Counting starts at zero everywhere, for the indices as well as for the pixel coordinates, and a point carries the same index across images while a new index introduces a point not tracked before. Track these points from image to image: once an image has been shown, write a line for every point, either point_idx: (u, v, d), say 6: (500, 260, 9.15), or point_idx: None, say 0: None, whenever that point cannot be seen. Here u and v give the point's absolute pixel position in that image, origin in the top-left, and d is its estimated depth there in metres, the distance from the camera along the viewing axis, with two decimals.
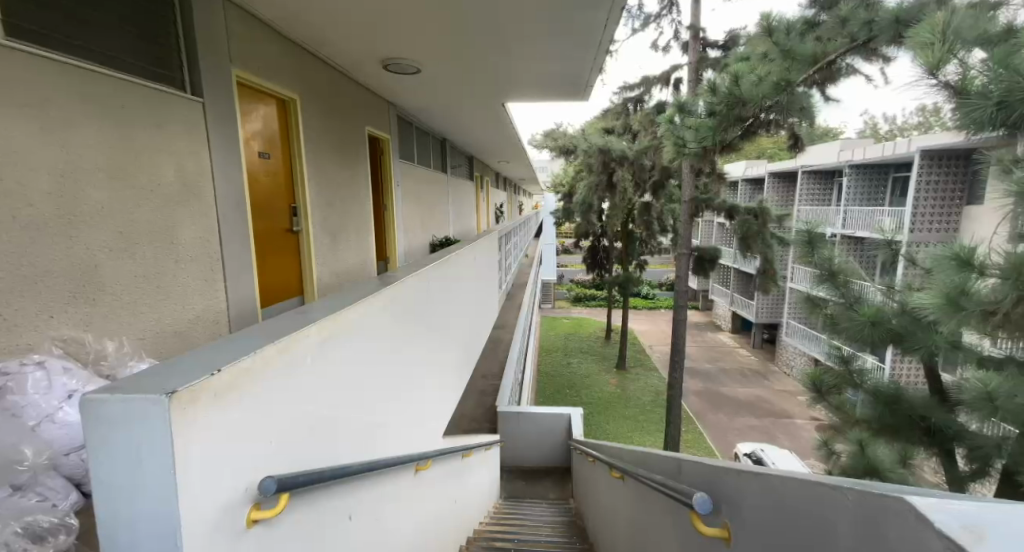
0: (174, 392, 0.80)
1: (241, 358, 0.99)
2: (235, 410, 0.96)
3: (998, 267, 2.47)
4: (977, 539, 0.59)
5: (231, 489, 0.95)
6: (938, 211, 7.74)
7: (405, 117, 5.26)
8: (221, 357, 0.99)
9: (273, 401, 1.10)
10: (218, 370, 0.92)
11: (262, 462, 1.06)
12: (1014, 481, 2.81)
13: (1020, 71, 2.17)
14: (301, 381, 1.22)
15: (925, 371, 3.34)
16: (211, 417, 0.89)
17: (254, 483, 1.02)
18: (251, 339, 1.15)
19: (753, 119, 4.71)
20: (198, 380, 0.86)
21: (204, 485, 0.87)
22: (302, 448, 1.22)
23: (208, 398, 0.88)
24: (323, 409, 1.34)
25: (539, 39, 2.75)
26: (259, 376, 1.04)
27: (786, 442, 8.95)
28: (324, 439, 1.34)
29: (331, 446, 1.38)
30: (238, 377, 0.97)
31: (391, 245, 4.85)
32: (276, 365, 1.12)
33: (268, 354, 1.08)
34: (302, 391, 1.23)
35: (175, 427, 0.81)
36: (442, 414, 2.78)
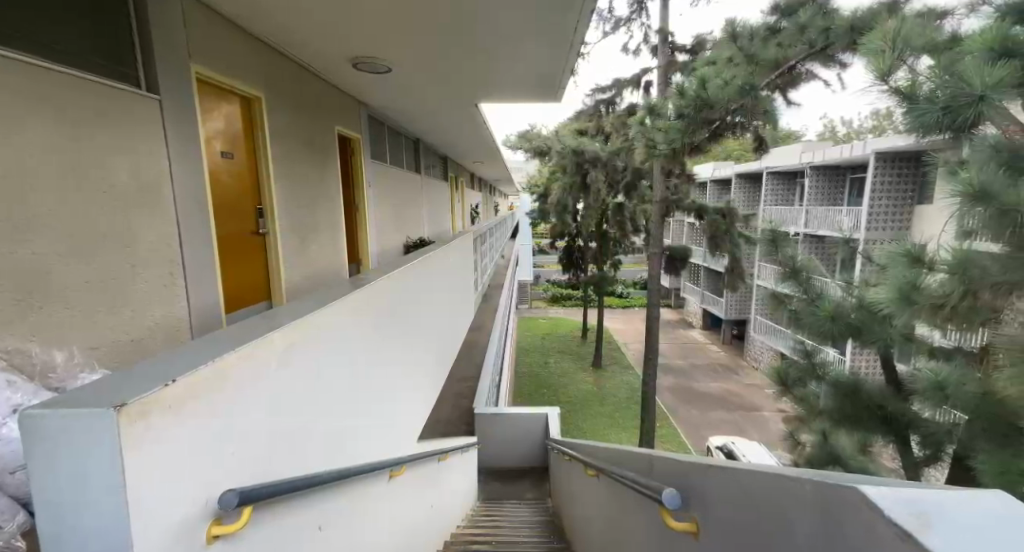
0: (120, 406, 0.77)
1: (196, 368, 0.96)
2: (191, 422, 0.93)
3: (945, 263, 2.63)
4: (922, 524, 0.62)
5: (189, 504, 0.91)
6: (891, 211, 8.14)
7: (376, 116, 5.18)
8: (175, 367, 0.96)
9: (235, 409, 1.07)
10: (172, 381, 0.88)
11: (224, 474, 1.02)
12: (964, 465, 2.99)
13: (961, 78, 2.29)
14: (268, 388, 1.20)
15: (882, 362, 3.49)
16: (166, 429, 0.86)
17: (213, 496, 0.98)
18: (209, 346, 1.11)
19: (719, 122, 4.87)
20: (148, 392, 0.83)
21: (159, 501, 0.83)
22: (266, 458, 1.19)
23: (162, 409, 0.85)
24: (290, 417, 1.31)
25: (512, 40, 2.76)
26: (221, 384, 1.02)
27: (756, 435, 9.23)
28: (290, 447, 1.31)
29: (297, 455, 1.35)
30: (197, 386, 0.95)
31: (363, 247, 4.75)
32: (237, 374, 1.08)
33: (231, 362, 1.06)
34: (268, 399, 1.20)
35: (124, 440, 0.77)
36: (417, 417, 2.74)
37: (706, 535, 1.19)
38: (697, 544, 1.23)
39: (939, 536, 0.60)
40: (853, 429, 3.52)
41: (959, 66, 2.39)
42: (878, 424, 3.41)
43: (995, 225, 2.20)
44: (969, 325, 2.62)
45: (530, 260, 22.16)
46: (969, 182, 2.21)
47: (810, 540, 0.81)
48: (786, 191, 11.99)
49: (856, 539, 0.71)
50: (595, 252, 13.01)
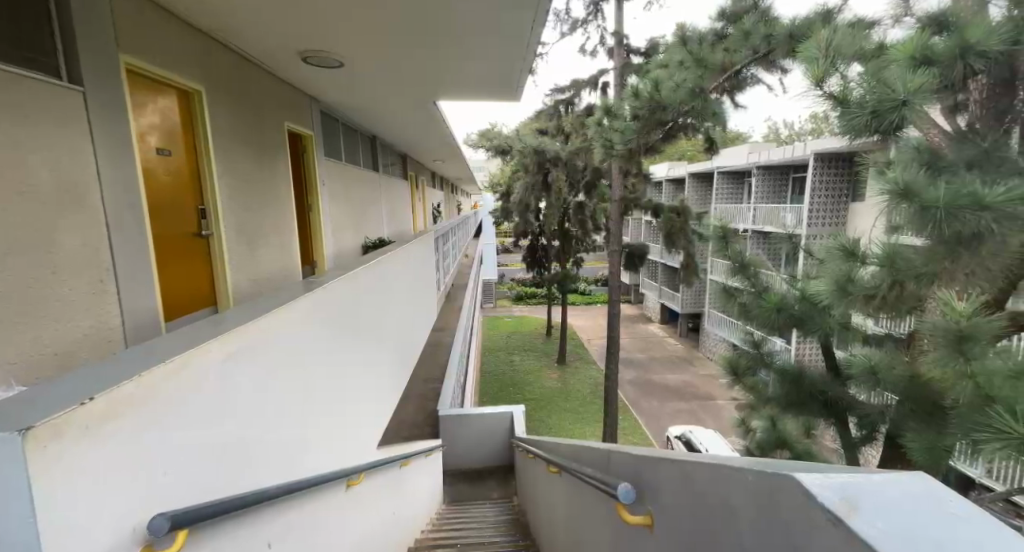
0: (29, 429, 0.71)
1: (121, 384, 0.90)
2: (116, 441, 0.87)
3: (875, 256, 2.84)
4: (851, 509, 0.66)
5: (112, 530, 0.85)
6: (830, 208, 8.69)
7: (330, 113, 5.02)
8: (97, 383, 0.90)
9: (167, 427, 1.01)
10: (91, 398, 0.83)
11: (154, 495, 0.96)
12: (896, 442, 3.26)
13: (886, 84, 2.46)
14: (206, 400, 1.14)
15: (823, 350, 3.71)
16: (82, 450, 0.80)
17: (142, 521, 0.92)
18: (139, 359, 1.05)
19: (672, 123, 5.06)
20: (62, 411, 0.77)
21: (75, 528, 0.78)
22: (203, 476, 1.12)
23: (79, 430, 0.79)
24: (232, 429, 1.25)
25: (466, 38, 2.76)
26: (149, 399, 0.96)
27: (711, 423, 9.64)
28: (232, 463, 1.25)
29: (240, 470, 1.28)
30: (119, 401, 0.89)
31: (317, 248, 4.58)
32: (170, 388, 1.02)
33: (161, 375, 1.00)
34: (206, 412, 1.14)
35: (29, 466, 0.72)
36: (376, 423, 2.67)
37: (660, 528, 1.23)
38: (653, 537, 1.27)
39: (865, 519, 0.64)
40: (797, 413, 3.73)
41: (885, 72, 2.56)
42: (819, 409, 3.63)
43: (917, 221, 2.36)
44: (895, 313, 2.83)
45: (493, 260, 22.16)
46: (895, 182, 2.38)
47: (751, 525, 0.86)
48: (735, 190, 12.57)
49: (794, 526, 0.75)
50: (557, 251, 13.17)
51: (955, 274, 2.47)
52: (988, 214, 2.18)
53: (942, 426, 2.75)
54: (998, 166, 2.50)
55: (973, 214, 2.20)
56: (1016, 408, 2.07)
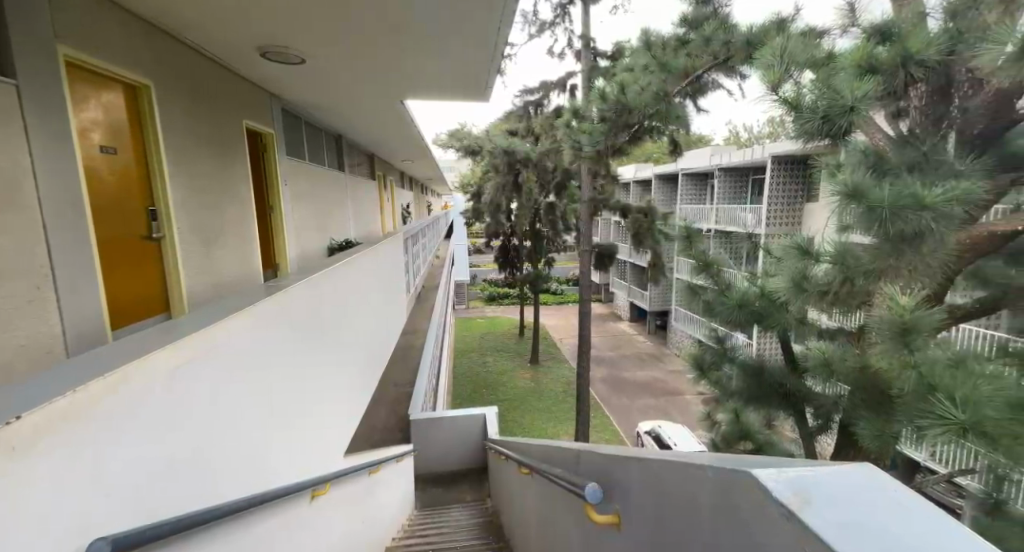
0: None
1: (56, 399, 0.85)
2: (49, 461, 0.82)
3: (828, 255, 2.98)
4: (803, 502, 0.69)
5: None
6: (786, 208, 9.08)
7: (292, 110, 4.87)
8: (28, 399, 0.85)
9: (111, 443, 0.96)
10: (18, 416, 0.78)
11: (97, 516, 0.91)
12: (849, 431, 3.43)
13: (835, 90, 2.57)
14: (153, 415, 1.09)
15: (782, 345, 3.86)
16: (7, 472, 0.76)
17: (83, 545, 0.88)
18: (79, 370, 1.00)
19: (638, 126, 5.20)
20: None
21: None
22: (154, 494, 1.07)
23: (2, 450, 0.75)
24: (186, 442, 1.19)
25: (433, 38, 2.75)
26: (88, 414, 0.91)
27: (679, 417, 9.91)
28: (187, 478, 1.20)
29: (196, 485, 1.23)
30: (52, 419, 0.84)
31: (279, 250, 4.43)
32: (113, 401, 0.98)
33: (101, 388, 0.95)
34: (154, 427, 1.09)
35: None
36: (343, 429, 2.61)
37: (627, 526, 1.25)
38: (620, 534, 1.30)
39: (816, 511, 0.67)
40: (759, 406, 3.87)
41: (834, 79, 2.68)
42: (778, 401, 3.77)
43: (865, 220, 2.48)
44: (846, 307, 2.98)
45: (465, 260, 22.07)
46: (844, 183, 2.50)
47: (711, 519, 0.88)
48: (699, 191, 12.96)
49: (751, 521, 0.77)
50: (528, 251, 13.24)
51: (898, 270, 2.61)
52: (929, 214, 2.31)
53: (890, 413, 2.90)
54: (936, 168, 2.67)
55: (914, 214, 2.33)
56: (955, 395, 2.23)
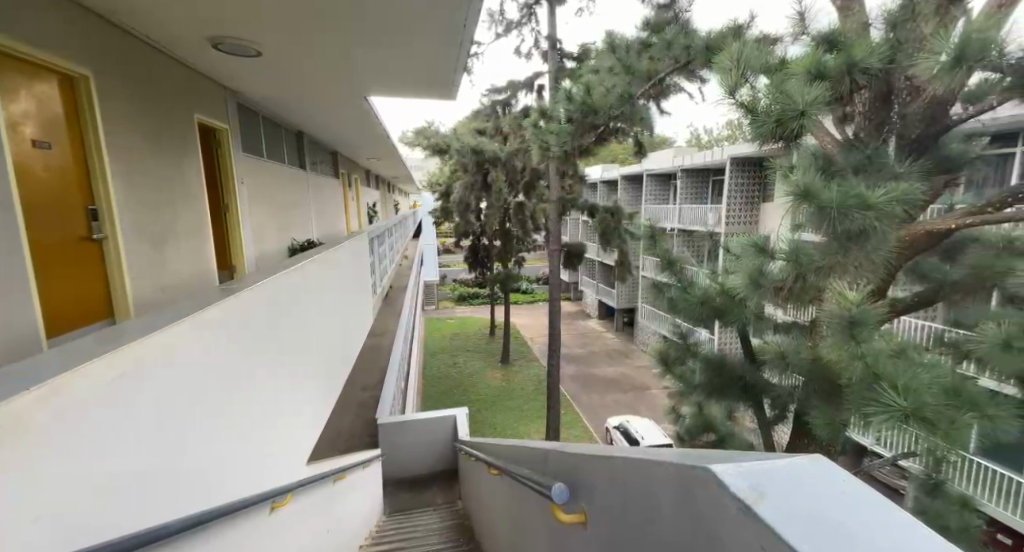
0: None
1: None
2: None
3: (782, 252, 3.11)
4: (758, 496, 0.71)
5: None
6: (745, 208, 9.44)
7: (248, 105, 4.67)
8: None
9: (49, 460, 0.91)
10: None
11: (24, 545, 0.85)
12: (803, 419, 3.60)
13: (786, 95, 2.70)
14: (89, 432, 1.01)
15: (741, 339, 4.00)
16: None
17: None
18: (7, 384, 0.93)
19: (604, 127, 5.33)
20: None
21: None
22: (97, 513, 1.02)
23: None
24: (126, 460, 1.12)
25: (397, 34, 2.71)
26: (17, 431, 0.85)
27: (646, 411, 10.16)
28: (134, 494, 1.14)
29: (144, 503, 1.17)
30: None
31: (235, 251, 4.24)
32: (47, 417, 0.92)
33: (22, 406, 0.87)
34: (90, 444, 1.01)
35: None
36: (305, 437, 2.52)
37: (593, 524, 1.27)
38: (586, 532, 1.31)
39: (769, 504, 0.69)
40: (720, 399, 4.01)
41: (786, 84, 2.77)
42: (739, 394, 3.91)
43: (816, 220, 2.61)
44: (798, 302, 3.12)
45: (434, 260, 21.85)
46: (796, 185, 2.62)
47: (673, 516, 0.90)
48: (662, 191, 13.29)
49: (710, 517, 0.79)
50: (498, 250, 13.24)
51: (846, 266, 2.76)
52: (873, 213, 2.45)
53: (840, 402, 3.06)
54: (878, 170, 2.84)
55: (860, 214, 2.46)
56: (897, 383, 2.42)
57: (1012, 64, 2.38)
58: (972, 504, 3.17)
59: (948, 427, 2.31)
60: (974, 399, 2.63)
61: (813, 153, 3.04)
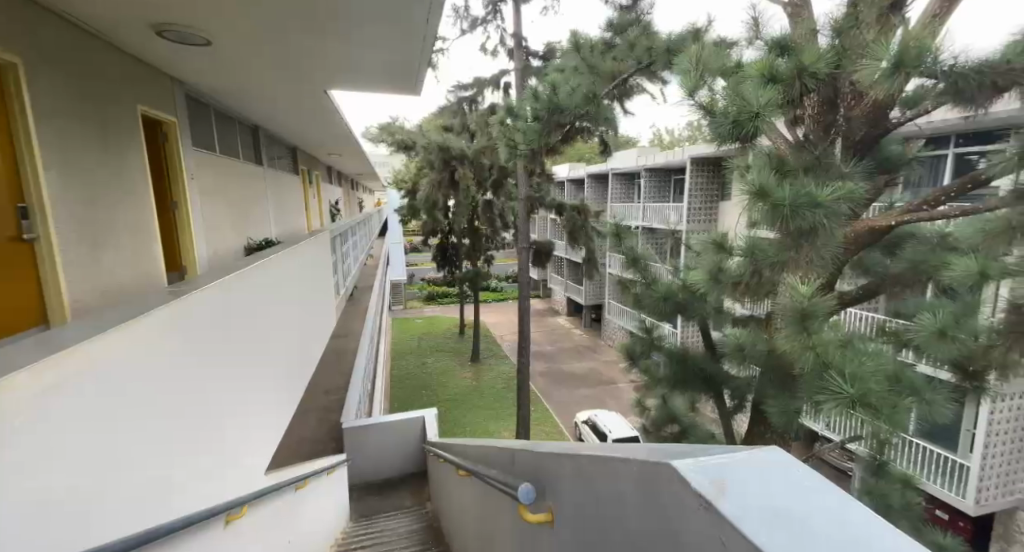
0: None
1: None
2: None
3: (740, 249, 3.27)
4: (719, 490, 0.73)
5: None
6: (705, 206, 9.75)
7: (197, 97, 4.44)
8: None
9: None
10: None
11: None
12: (759, 408, 3.76)
13: (742, 97, 2.80)
14: (23, 448, 0.95)
15: (702, 333, 4.13)
16: None
17: None
18: None
19: (570, 127, 5.38)
20: None
21: None
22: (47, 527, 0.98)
23: None
24: (65, 476, 1.05)
25: (355, 25, 2.64)
26: None
27: (613, 405, 10.36)
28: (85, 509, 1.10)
29: (96, 518, 1.14)
30: None
31: (186, 252, 4.03)
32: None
33: None
34: (21, 463, 0.94)
35: None
36: (265, 444, 2.43)
37: (559, 522, 1.28)
38: (553, 531, 1.33)
39: (728, 497, 0.70)
40: (683, 390, 4.13)
41: (742, 86, 2.88)
42: (701, 385, 4.04)
43: (770, 218, 2.71)
44: (755, 296, 3.24)
45: (401, 259, 21.49)
46: (753, 183, 2.71)
47: (637, 514, 0.92)
48: (627, 190, 13.56)
49: (674, 513, 0.80)
50: (466, 249, 13.18)
51: (799, 261, 2.88)
52: (821, 211, 2.57)
53: (793, 390, 3.21)
54: (826, 171, 3.00)
55: (811, 211, 2.57)
56: (845, 372, 2.60)
57: (944, 71, 2.56)
58: (911, 482, 3.40)
59: (888, 411, 2.47)
60: (913, 385, 2.82)
61: (768, 155, 3.15)
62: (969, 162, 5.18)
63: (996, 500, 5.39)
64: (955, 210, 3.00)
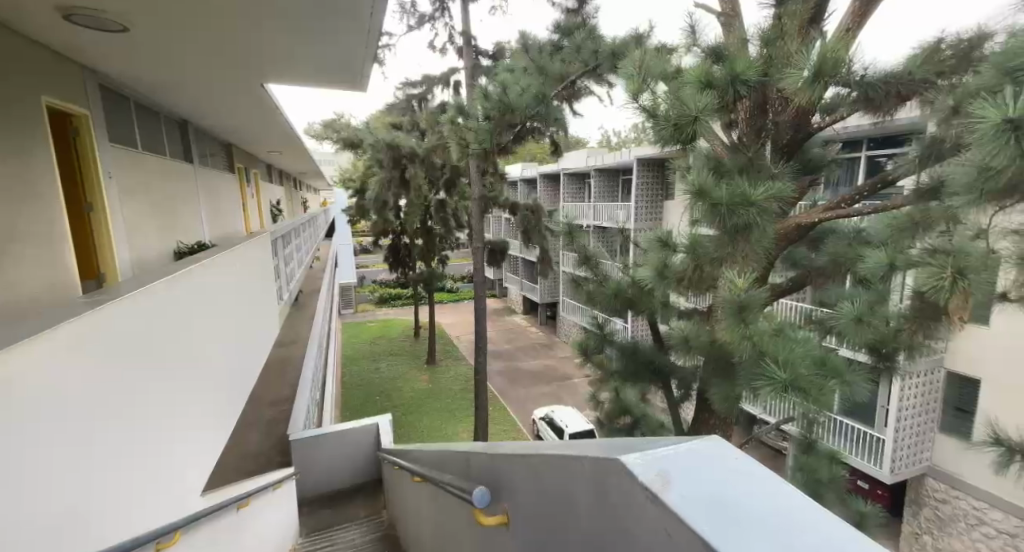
0: None
1: None
2: None
3: (684, 246, 3.41)
4: (661, 481, 0.76)
5: None
6: (651, 204, 10.15)
7: (112, 87, 4.05)
8: None
9: None
10: None
11: None
12: (704, 396, 3.96)
13: (682, 101, 2.93)
14: None
15: (650, 327, 4.29)
16: None
17: None
18: None
19: (521, 127, 5.42)
20: None
21: None
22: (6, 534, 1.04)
23: None
24: (23, 486, 1.11)
25: (295, 16, 2.54)
26: None
27: (570, 400, 10.57)
28: (42, 520, 1.15)
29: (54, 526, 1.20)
30: None
31: (106, 258, 3.70)
32: None
33: None
34: None
35: None
36: (204, 460, 2.31)
37: (514, 523, 1.30)
38: (508, 532, 1.34)
39: (670, 488, 0.74)
40: (633, 383, 4.28)
41: (682, 91, 3.01)
42: (650, 377, 4.20)
43: (710, 217, 2.85)
44: (698, 290, 3.41)
45: (350, 261, 20.79)
46: (693, 184, 2.85)
47: (589, 510, 0.94)
48: (577, 190, 13.86)
49: (623, 508, 0.83)
50: (419, 250, 12.97)
51: (736, 256, 3.03)
52: (754, 209, 2.74)
53: (734, 378, 3.41)
54: (758, 172, 3.21)
55: (746, 209, 2.73)
56: (777, 358, 2.80)
57: (856, 80, 2.81)
58: (837, 457, 3.71)
59: (817, 394, 2.69)
60: (836, 368, 3.07)
61: (706, 157, 3.32)
62: (879, 163, 5.72)
63: (909, 468, 5.97)
64: (869, 207, 3.28)
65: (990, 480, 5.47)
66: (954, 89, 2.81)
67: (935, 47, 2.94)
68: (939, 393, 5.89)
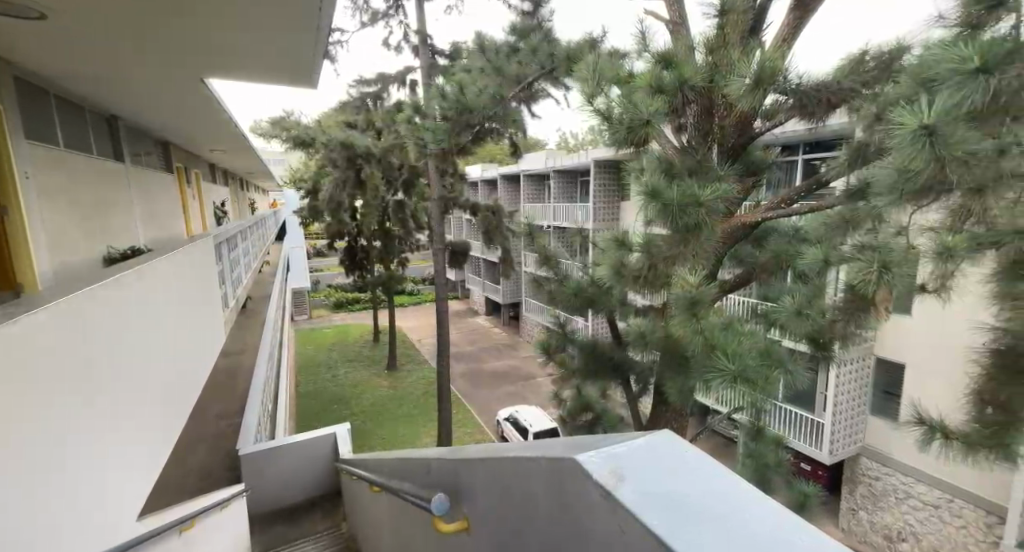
0: None
1: None
2: None
3: (638, 245, 3.51)
4: (611, 475, 0.79)
5: None
6: (608, 204, 10.39)
7: (29, 79, 3.70)
8: None
9: None
10: None
11: None
12: (660, 390, 4.10)
13: (633, 106, 3.02)
14: None
15: (608, 324, 4.39)
16: None
17: None
18: None
19: (480, 127, 5.41)
20: None
21: None
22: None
23: None
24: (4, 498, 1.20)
25: (241, 8, 2.45)
26: None
27: (533, 399, 10.65)
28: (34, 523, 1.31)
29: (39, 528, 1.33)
30: None
31: (24, 264, 3.40)
32: None
33: None
34: None
35: None
36: (150, 468, 2.28)
37: (475, 528, 1.29)
38: (469, 537, 1.33)
39: (619, 482, 0.77)
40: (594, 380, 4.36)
41: (634, 95, 3.10)
42: (610, 374, 4.29)
43: (662, 217, 2.94)
44: (653, 288, 3.43)
45: (303, 265, 19.99)
46: (646, 185, 2.93)
47: (546, 508, 0.95)
48: (537, 190, 13.98)
49: (578, 504, 0.84)
50: (377, 252, 12.67)
51: (686, 255, 3.14)
52: (703, 209, 2.86)
53: (686, 371, 3.55)
54: (705, 174, 3.36)
55: (694, 209, 2.85)
56: (725, 350, 2.95)
57: (793, 87, 2.99)
58: (782, 441, 3.94)
59: (762, 383, 2.85)
60: (780, 358, 3.26)
61: (658, 159, 3.43)
62: (815, 165, 6.12)
63: (846, 448, 6.39)
64: (806, 206, 3.51)
65: (915, 456, 5.97)
66: (875, 97, 3.06)
67: (859, 58, 3.19)
68: (870, 378, 6.37)
